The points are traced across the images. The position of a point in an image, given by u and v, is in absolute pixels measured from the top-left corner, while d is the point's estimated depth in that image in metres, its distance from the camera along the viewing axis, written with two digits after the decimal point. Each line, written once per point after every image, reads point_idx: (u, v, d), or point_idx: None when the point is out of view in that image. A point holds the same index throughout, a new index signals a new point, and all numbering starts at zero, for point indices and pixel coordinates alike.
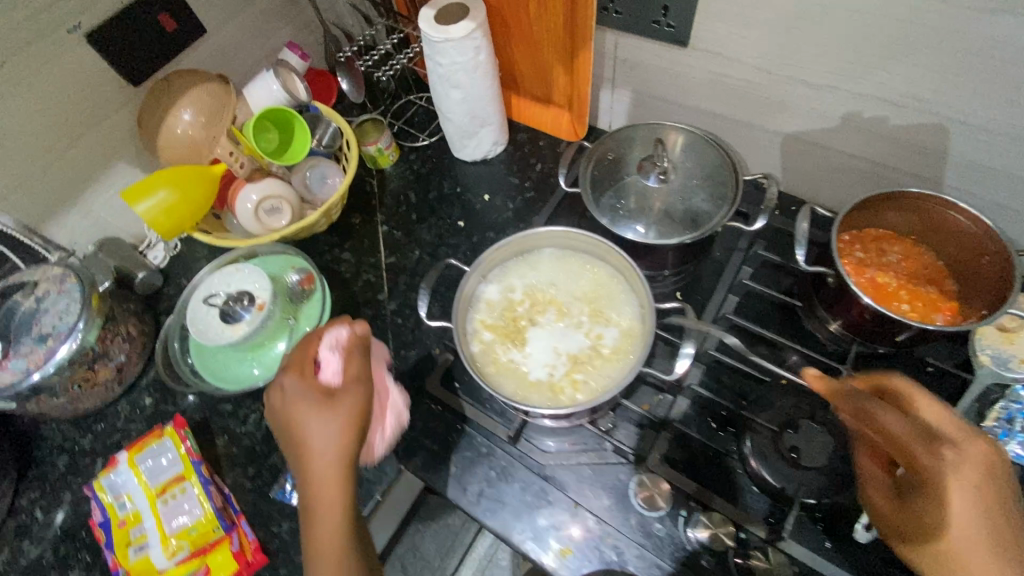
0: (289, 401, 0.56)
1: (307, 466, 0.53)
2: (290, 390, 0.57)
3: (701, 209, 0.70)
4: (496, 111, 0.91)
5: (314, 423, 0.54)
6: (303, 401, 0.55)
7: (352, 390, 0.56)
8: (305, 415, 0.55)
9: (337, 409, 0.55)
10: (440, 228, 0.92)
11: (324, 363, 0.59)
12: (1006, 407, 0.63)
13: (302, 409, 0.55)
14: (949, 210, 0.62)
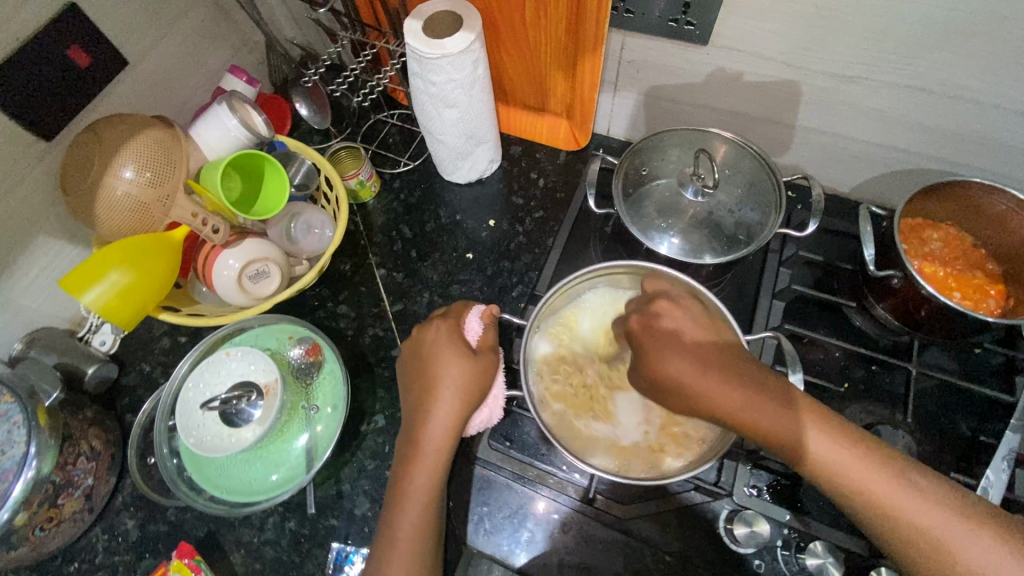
0: (434, 338, 0.60)
1: (429, 414, 0.57)
2: (439, 333, 0.60)
3: (751, 221, 0.67)
4: (492, 128, 0.82)
5: (451, 366, 0.57)
6: (451, 344, 0.59)
7: (491, 357, 0.59)
8: (445, 357, 0.58)
9: (473, 366, 0.58)
10: (447, 263, 0.83)
11: (468, 328, 0.61)
12: None
13: (448, 350, 0.58)
14: (995, 196, 0.62)
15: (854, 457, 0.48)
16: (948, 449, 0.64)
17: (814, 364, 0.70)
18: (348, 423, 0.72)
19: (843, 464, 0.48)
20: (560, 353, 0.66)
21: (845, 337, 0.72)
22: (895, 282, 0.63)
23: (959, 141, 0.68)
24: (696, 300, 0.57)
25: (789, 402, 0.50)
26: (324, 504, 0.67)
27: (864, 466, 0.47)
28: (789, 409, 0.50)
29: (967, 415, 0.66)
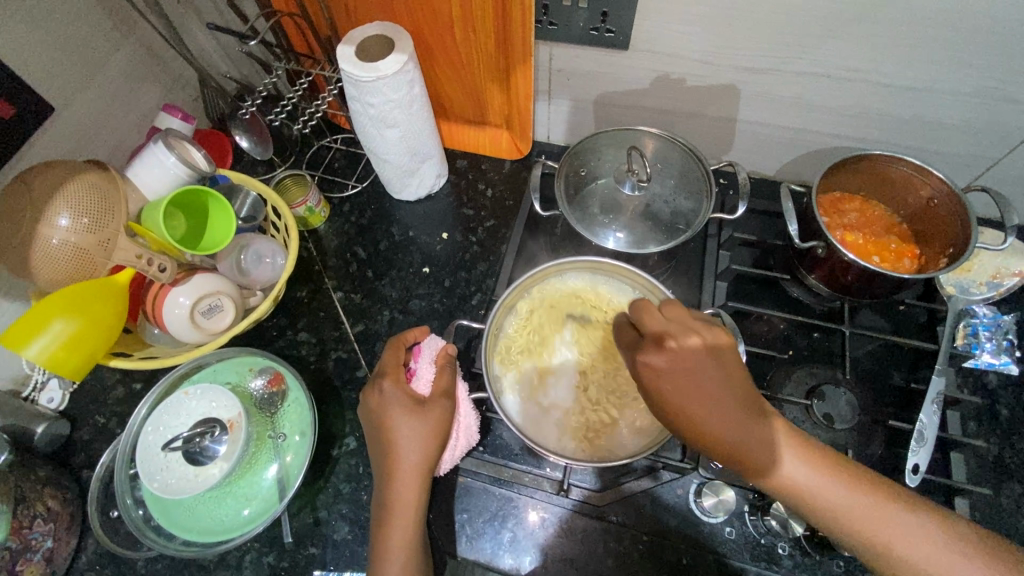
0: (382, 396, 0.59)
1: (391, 476, 0.57)
2: (387, 393, 0.59)
3: (685, 209, 0.71)
4: (434, 144, 0.84)
5: (400, 428, 0.57)
6: (397, 404, 0.58)
7: (442, 403, 0.59)
8: (394, 419, 0.58)
9: (419, 423, 0.58)
10: (404, 279, 0.84)
11: (419, 375, 0.62)
12: (968, 325, 0.72)
13: (396, 413, 0.58)
14: (895, 164, 0.68)
15: (858, 497, 0.49)
16: (886, 400, 0.69)
17: (759, 336, 0.75)
18: (320, 449, 0.71)
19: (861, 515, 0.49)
20: (515, 346, 0.68)
21: (785, 308, 0.77)
22: (820, 252, 0.68)
23: (860, 120, 0.75)
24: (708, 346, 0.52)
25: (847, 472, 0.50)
26: (302, 533, 0.67)
27: (866, 512, 0.49)
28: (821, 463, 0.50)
29: (899, 366, 0.71)
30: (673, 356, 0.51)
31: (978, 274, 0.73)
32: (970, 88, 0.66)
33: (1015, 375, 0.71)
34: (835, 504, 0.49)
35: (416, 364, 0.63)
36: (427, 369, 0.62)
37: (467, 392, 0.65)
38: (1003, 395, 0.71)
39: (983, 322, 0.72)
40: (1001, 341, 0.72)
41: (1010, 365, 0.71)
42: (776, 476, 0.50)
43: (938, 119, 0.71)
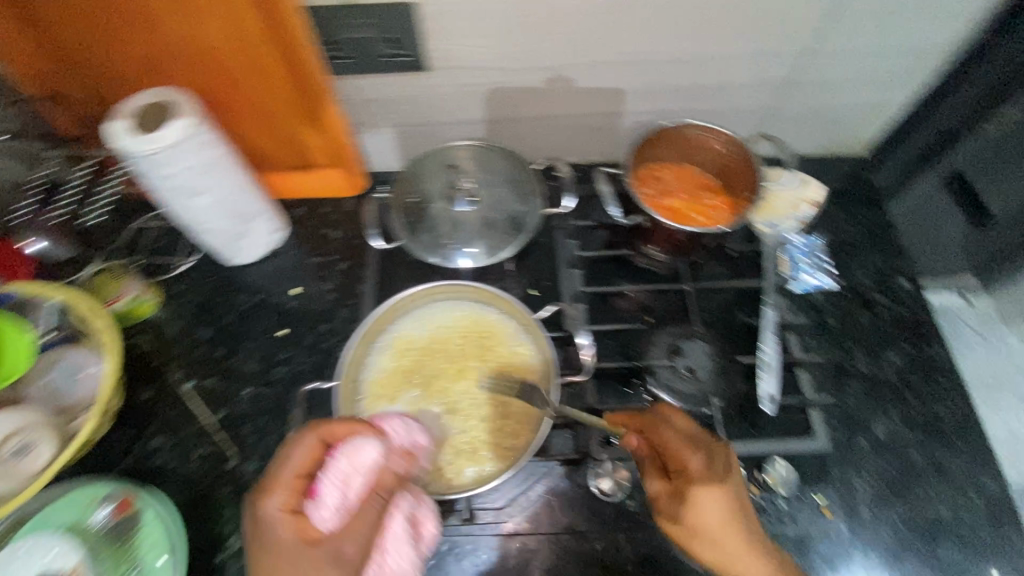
0: (268, 519, 0.48)
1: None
2: (274, 517, 0.48)
3: (519, 211, 0.72)
4: (259, 200, 0.79)
5: (278, 568, 0.47)
6: (281, 532, 0.47)
7: (343, 549, 0.48)
8: (274, 557, 0.47)
9: (309, 558, 0.47)
10: (260, 348, 0.78)
11: (324, 505, 0.49)
12: (787, 253, 0.81)
13: (281, 547, 0.47)
14: (690, 130, 0.75)
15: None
16: (737, 339, 0.75)
17: (620, 310, 0.79)
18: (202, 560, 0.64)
19: None
20: (374, 397, 0.61)
21: (636, 280, 0.81)
22: (647, 223, 0.73)
23: (655, 96, 0.81)
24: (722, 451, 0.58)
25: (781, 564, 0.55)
26: None
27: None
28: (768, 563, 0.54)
29: (740, 306, 0.78)
30: (698, 457, 0.56)
31: (781, 210, 0.79)
32: (730, 51, 0.74)
33: (835, 289, 0.81)
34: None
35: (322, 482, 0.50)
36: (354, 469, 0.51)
37: (405, 513, 0.53)
38: (828, 308, 0.80)
39: (799, 249, 0.82)
40: (817, 262, 0.82)
41: (828, 282, 0.81)
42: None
43: (716, 82, 0.79)
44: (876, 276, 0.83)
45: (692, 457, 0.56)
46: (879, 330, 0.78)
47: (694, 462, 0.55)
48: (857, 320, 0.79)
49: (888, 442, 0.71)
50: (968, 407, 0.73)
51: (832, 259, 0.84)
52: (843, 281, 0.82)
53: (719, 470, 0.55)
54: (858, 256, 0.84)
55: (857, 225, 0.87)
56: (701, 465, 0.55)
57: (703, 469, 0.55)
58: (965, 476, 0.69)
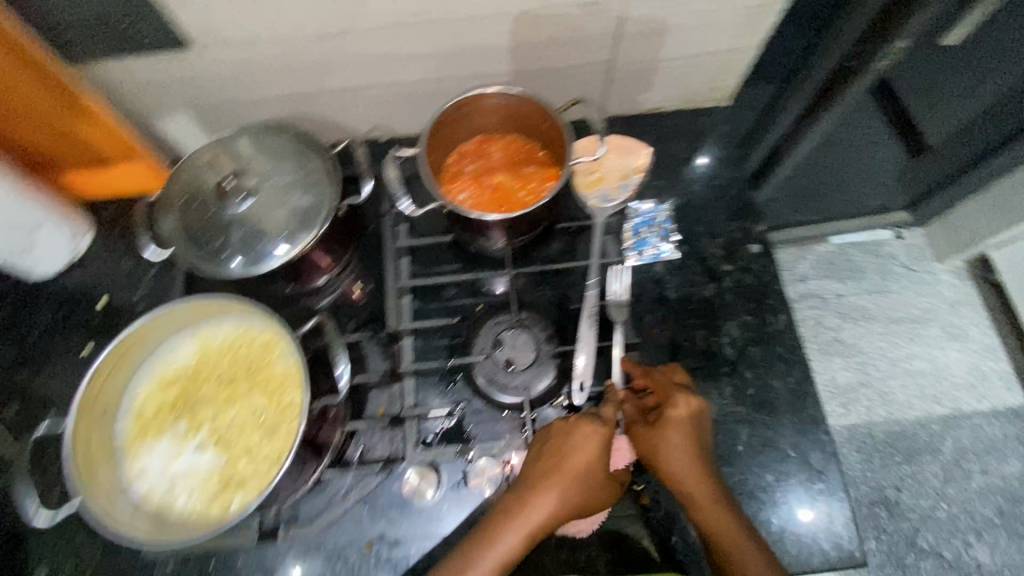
0: (581, 444, 0.59)
1: (485, 557, 0.55)
2: (550, 460, 0.59)
3: (304, 206, 0.65)
4: (39, 208, 0.71)
5: (585, 480, 0.58)
6: (591, 461, 0.58)
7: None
8: (576, 476, 0.58)
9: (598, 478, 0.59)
10: (66, 368, 0.73)
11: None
12: (630, 225, 0.76)
13: (596, 448, 0.59)
14: (497, 98, 0.67)
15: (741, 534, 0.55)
16: (565, 324, 0.72)
17: (450, 301, 0.75)
18: None
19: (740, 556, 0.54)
20: (139, 432, 0.56)
21: (470, 266, 0.77)
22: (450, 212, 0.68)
23: (472, 57, 0.72)
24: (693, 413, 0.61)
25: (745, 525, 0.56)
26: None
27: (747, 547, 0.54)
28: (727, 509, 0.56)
29: (575, 286, 0.74)
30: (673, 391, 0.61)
31: (610, 181, 0.75)
32: (535, 4, 0.64)
33: (677, 260, 0.77)
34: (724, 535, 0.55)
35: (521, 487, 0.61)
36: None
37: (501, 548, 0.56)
38: (670, 280, 0.75)
39: (644, 218, 0.77)
40: (660, 232, 0.77)
41: (670, 252, 0.76)
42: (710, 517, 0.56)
43: (534, 39, 0.70)
44: (725, 242, 0.78)
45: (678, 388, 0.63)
46: (720, 303, 0.74)
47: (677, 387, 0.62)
48: (699, 292, 0.75)
49: (716, 421, 0.69)
50: (804, 379, 0.71)
51: (679, 226, 0.78)
52: (689, 250, 0.77)
53: (685, 415, 0.60)
54: (708, 221, 0.79)
55: (711, 187, 0.81)
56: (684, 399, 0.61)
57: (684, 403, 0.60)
58: (791, 452, 0.68)
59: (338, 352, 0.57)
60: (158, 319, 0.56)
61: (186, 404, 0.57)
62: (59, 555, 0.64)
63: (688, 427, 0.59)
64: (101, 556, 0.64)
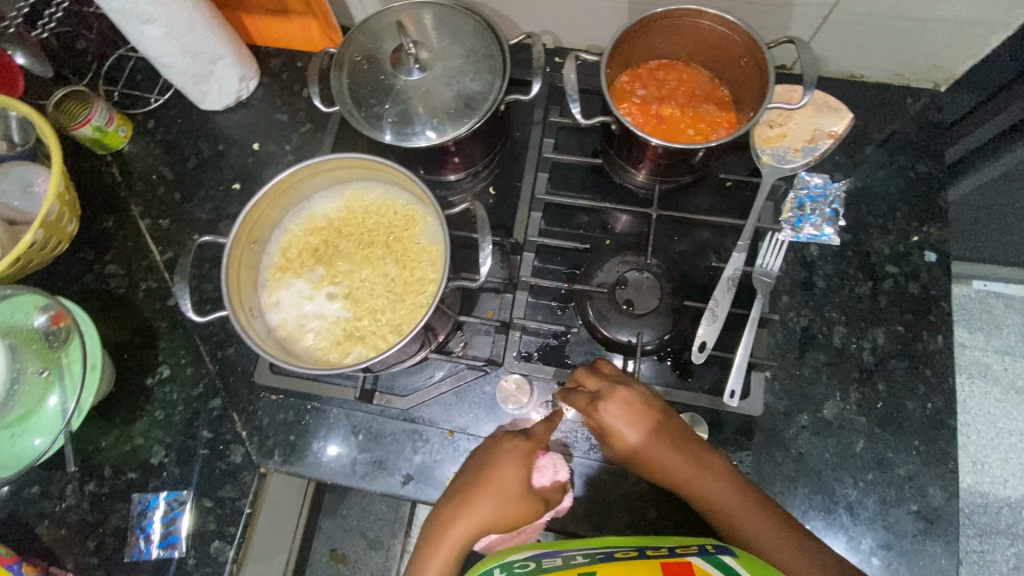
0: (500, 460, 0.57)
1: (434, 550, 0.55)
2: (515, 445, 0.58)
3: (472, 90, 0.63)
4: (222, 41, 0.74)
5: (512, 478, 0.56)
6: (512, 476, 0.56)
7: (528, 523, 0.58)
8: (493, 492, 0.56)
9: (525, 490, 0.56)
10: (214, 198, 0.78)
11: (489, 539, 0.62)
12: (795, 196, 0.69)
13: (517, 464, 0.57)
14: (701, 19, 0.60)
15: (728, 493, 0.55)
16: (694, 281, 0.68)
17: (580, 228, 0.72)
18: (132, 379, 0.71)
19: (728, 509, 0.55)
20: (281, 267, 0.59)
21: (609, 198, 0.72)
22: (615, 130, 0.63)
23: None
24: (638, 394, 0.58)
25: (726, 483, 0.56)
26: (121, 460, 0.68)
27: (734, 502, 0.55)
28: (709, 475, 0.56)
29: (716, 245, 0.69)
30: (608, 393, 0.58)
31: (795, 139, 0.67)
32: None
33: (837, 246, 0.69)
34: (707, 496, 0.56)
35: (542, 455, 0.62)
36: (557, 467, 0.61)
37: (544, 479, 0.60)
38: (821, 266, 0.69)
39: (811, 193, 0.70)
40: (825, 211, 0.70)
41: (831, 236, 0.69)
42: (688, 481, 0.56)
43: None
44: (896, 241, 0.69)
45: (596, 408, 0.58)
46: (870, 304, 0.67)
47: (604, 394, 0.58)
48: (850, 286, 0.68)
49: (832, 424, 0.64)
50: (946, 409, 0.63)
51: (848, 211, 0.70)
52: (852, 239, 0.70)
53: (628, 399, 0.58)
54: (883, 214, 0.70)
55: (897, 177, 0.72)
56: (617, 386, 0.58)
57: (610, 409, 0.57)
58: (907, 480, 0.62)
59: (482, 234, 0.55)
60: (320, 166, 0.57)
61: (325, 252, 0.59)
62: (184, 359, 0.71)
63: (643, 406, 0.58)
64: (218, 370, 0.70)
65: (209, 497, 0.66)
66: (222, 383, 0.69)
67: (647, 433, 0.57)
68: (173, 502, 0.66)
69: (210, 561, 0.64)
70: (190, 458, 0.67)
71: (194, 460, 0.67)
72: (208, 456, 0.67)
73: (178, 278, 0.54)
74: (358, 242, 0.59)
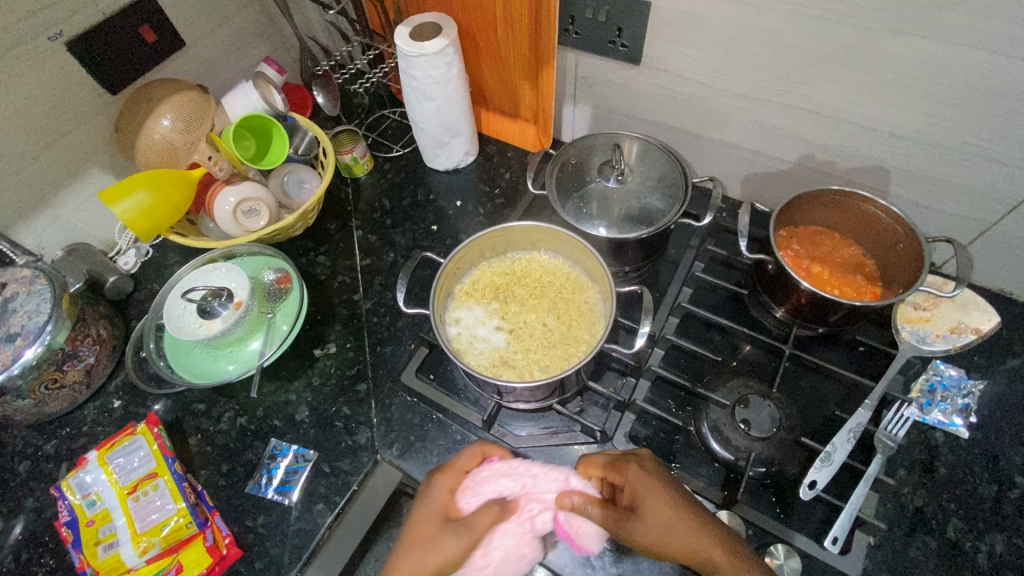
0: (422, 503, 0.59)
1: None
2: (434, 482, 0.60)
3: (655, 207, 0.78)
4: (467, 123, 0.97)
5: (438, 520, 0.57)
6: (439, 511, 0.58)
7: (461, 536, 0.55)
8: (416, 532, 0.56)
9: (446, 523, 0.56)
10: (414, 231, 0.97)
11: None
12: (927, 379, 0.72)
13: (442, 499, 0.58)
14: (867, 204, 0.71)
15: (726, 553, 0.57)
16: (812, 425, 0.71)
17: (710, 342, 0.80)
18: (304, 347, 0.85)
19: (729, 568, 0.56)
20: (466, 294, 0.72)
21: (743, 324, 0.80)
22: (770, 268, 0.74)
23: (850, 162, 0.78)
24: (642, 461, 0.61)
25: (724, 541, 0.57)
26: (271, 408, 0.80)
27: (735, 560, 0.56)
28: (708, 538, 0.57)
29: (838, 399, 0.73)
30: (626, 469, 0.60)
31: (937, 325, 0.73)
32: (952, 141, 0.69)
33: (964, 439, 0.70)
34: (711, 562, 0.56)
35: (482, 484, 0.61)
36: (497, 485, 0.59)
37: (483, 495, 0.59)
38: (944, 453, 0.70)
39: (944, 380, 0.73)
40: (957, 402, 0.72)
41: (960, 428, 0.70)
42: (695, 551, 0.56)
43: (925, 172, 0.74)
44: None
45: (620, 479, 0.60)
46: (995, 508, 0.66)
47: (624, 469, 0.60)
48: (974, 483, 0.68)
49: None
50: None
51: (980, 410, 0.72)
52: (982, 438, 0.70)
53: (642, 473, 0.60)
54: (1019, 424, 0.71)
55: None
56: (627, 463, 0.60)
57: (631, 479, 0.59)
58: None
59: (646, 318, 0.65)
60: (526, 229, 0.72)
61: (504, 293, 0.72)
62: (349, 344, 0.84)
63: (656, 484, 0.59)
64: (372, 361, 0.83)
65: (328, 464, 0.75)
66: (371, 373, 0.82)
67: (667, 502, 0.58)
68: (299, 457, 0.76)
69: (309, 519, 0.71)
70: (324, 425, 0.78)
71: (327, 428, 0.78)
72: (339, 429, 0.78)
73: (402, 275, 0.70)
74: (532, 295, 0.72)
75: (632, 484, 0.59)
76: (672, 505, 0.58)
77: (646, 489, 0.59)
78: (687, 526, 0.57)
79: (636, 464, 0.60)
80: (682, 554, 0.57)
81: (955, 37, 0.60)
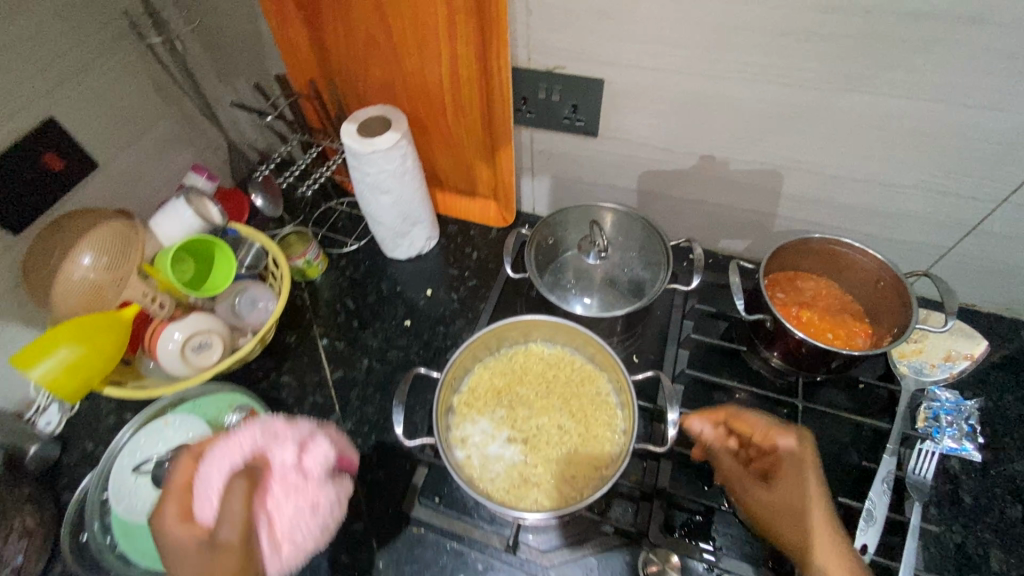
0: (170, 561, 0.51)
1: None
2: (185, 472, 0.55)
3: (641, 277, 0.76)
4: (426, 209, 0.92)
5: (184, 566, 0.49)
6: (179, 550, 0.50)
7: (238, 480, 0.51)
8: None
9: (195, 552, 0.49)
10: (386, 331, 0.89)
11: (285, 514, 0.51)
12: (929, 406, 0.72)
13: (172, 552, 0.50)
14: (842, 248, 0.73)
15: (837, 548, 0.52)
16: (842, 479, 0.69)
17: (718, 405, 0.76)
18: None
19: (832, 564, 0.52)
20: (465, 405, 0.66)
21: (744, 380, 0.79)
22: (769, 325, 0.73)
23: (813, 207, 0.81)
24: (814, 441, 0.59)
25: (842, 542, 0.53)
26: None
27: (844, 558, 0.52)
28: (830, 529, 0.53)
29: (854, 443, 0.72)
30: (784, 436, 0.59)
31: (931, 355, 0.75)
32: (906, 181, 0.72)
33: (978, 462, 0.71)
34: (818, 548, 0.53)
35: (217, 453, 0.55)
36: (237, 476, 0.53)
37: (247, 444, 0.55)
38: (966, 481, 0.70)
39: (944, 405, 0.73)
40: (963, 426, 0.72)
41: (972, 451, 0.71)
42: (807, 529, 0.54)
43: (885, 209, 0.77)
44: None
45: (773, 440, 0.59)
46: None
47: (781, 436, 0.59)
48: (1001, 507, 0.68)
49: None
50: None
51: (984, 430, 0.73)
52: (993, 457, 0.72)
53: (800, 443, 0.58)
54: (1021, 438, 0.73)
55: None
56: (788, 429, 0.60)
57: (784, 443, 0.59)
58: None
59: (671, 403, 0.63)
60: (518, 324, 0.67)
61: (507, 398, 0.67)
62: None
63: (800, 463, 0.57)
64: (365, 492, 0.73)
65: None
66: (366, 506, 0.72)
67: (809, 476, 0.56)
68: None
69: None
70: None
71: None
72: None
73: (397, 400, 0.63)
74: (538, 395, 0.67)
75: (784, 452, 0.58)
76: (814, 484, 0.56)
77: (796, 462, 0.57)
78: (816, 506, 0.55)
79: (791, 436, 0.59)
80: (795, 527, 0.55)
81: (898, 91, 0.64)
